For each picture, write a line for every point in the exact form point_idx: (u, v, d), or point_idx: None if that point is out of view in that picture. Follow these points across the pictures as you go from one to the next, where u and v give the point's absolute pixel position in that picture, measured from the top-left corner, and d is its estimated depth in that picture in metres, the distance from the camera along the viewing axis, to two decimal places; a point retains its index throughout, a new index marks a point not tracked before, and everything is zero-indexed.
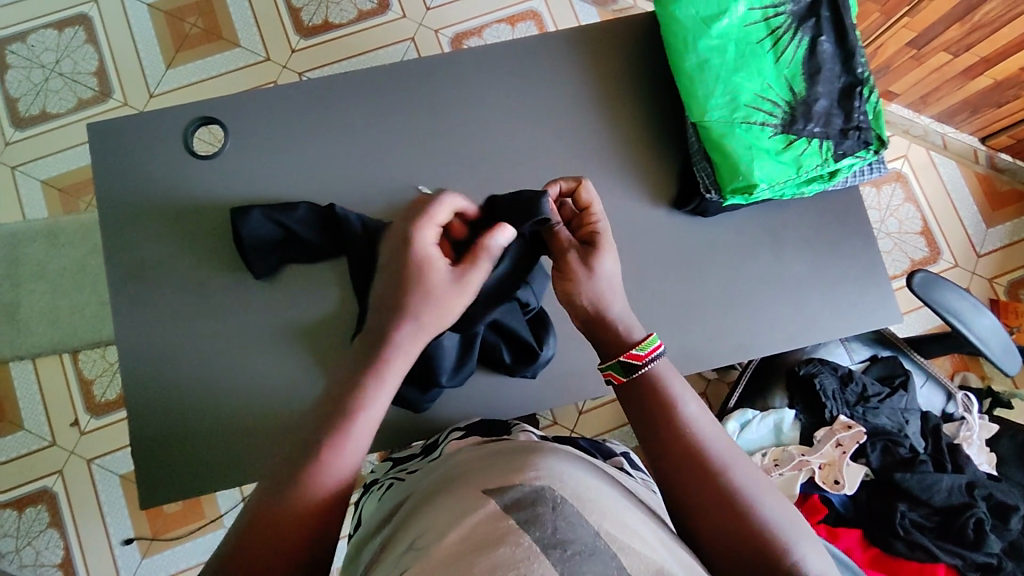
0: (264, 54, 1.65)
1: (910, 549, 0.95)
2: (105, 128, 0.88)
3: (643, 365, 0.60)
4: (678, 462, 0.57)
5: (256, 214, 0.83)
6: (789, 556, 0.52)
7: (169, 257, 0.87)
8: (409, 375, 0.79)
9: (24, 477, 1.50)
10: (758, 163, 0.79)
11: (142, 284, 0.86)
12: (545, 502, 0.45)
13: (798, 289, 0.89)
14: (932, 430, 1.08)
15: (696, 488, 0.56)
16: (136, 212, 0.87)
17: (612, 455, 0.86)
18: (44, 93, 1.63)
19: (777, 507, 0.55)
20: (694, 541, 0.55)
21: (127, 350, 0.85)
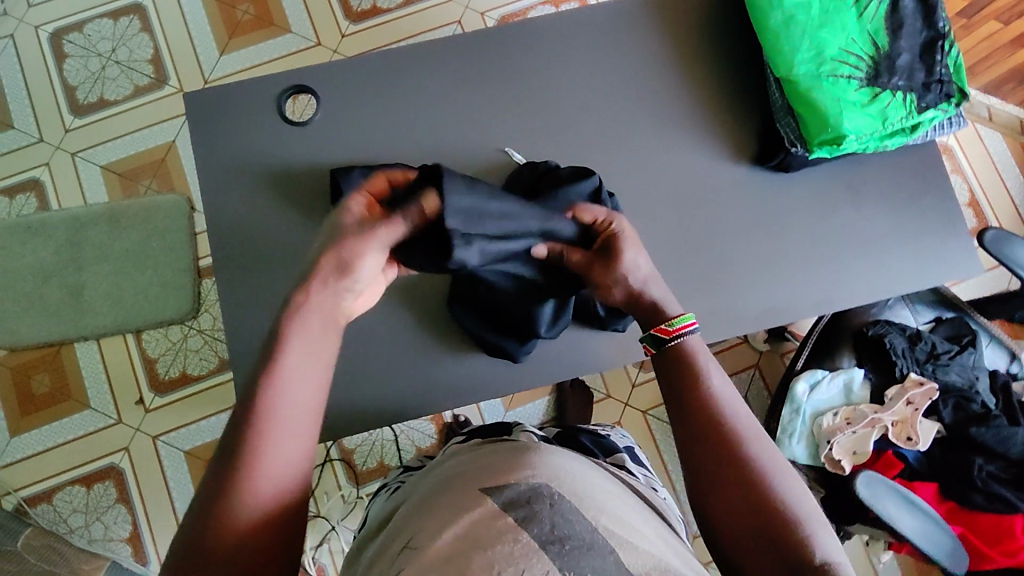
0: (314, 39, 1.69)
1: (988, 501, 0.98)
2: (205, 98, 0.91)
3: (670, 340, 0.64)
4: (700, 429, 0.58)
5: (357, 173, 0.86)
6: (799, 531, 0.52)
7: (268, 220, 0.90)
8: (510, 325, 0.83)
9: (91, 454, 1.53)
10: (847, 114, 0.81)
11: (243, 246, 0.89)
12: (540, 502, 0.48)
13: (879, 241, 0.91)
14: (1002, 387, 1.09)
15: (715, 457, 0.57)
16: (236, 178, 0.91)
17: (613, 450, 0.89)
18: (102, 81, 1.67)
19: (793, 486, 0.55)
20: (706, 512, 0.56)
21: (232, 309, 0.88)
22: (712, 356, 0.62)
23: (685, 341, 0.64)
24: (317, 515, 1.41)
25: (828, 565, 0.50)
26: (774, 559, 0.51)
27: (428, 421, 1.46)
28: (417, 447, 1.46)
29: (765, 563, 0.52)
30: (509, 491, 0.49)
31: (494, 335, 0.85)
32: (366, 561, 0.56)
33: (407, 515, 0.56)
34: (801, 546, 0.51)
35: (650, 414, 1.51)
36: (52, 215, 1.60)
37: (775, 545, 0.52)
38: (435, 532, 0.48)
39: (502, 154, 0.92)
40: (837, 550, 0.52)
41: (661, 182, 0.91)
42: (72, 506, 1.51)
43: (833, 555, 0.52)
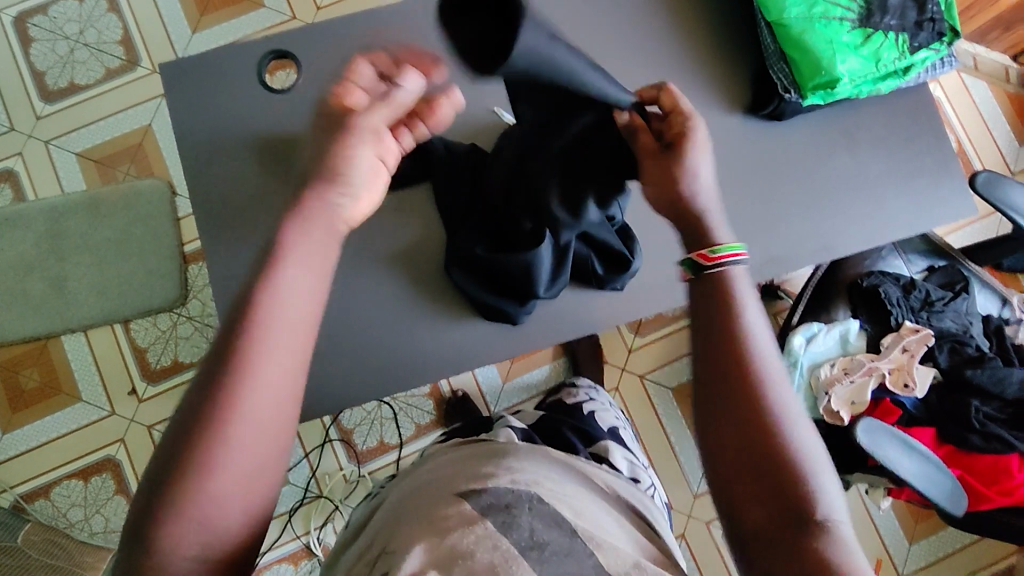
0: (289, 13, 1.64)
1: (986, 441, 0.99)
2: (181, 67, 0.88)
3: (710, 267, 0.54)
4: (722, 366, 0.51)
5: None
6: (808, 488, 0.47)
7: (256, 192, 0.88)
8: (511, 287, 0.82)
9: (86, 448, 1.51)
10: (840, 57, 0.80)
11: (231, 219, 0.87)
12: (518, 506, 0.50)
13: (875, 186, 0.90)
14: (994, 330, 1.11)
15: (734, 401, 0.50)
16: (220, 150, 0.88)
17: (599, 437, 0.93)
18: (72, 65, 1.62)
19: (809, 441, 0.50)
20: (712, 454, 0.50)
21: (223, 285, 0.86)
22: (753, 292, 0.54)
23: (729, 273, 0.54)
24: (320, 496, 1.41)
25: (829, 523, 0.46)
26: (775, 512, 0.47)
27: (427, 397, 1.45)
28: (416, 423, 1.45)
29: (765, 516, 0.47)
30: (487, 497, 0.51)
31: (494, 298, 0.84)
32: (344, 565, 0.56)
33: (385, 519, 0.58)
34: (807, 504, 0.47)
35: (647, 378, 1.51)
36: (29, 206, 1.55)
37: (779, 497, 0.47)
38: (408, 546, 0.47)
39: (492, 114, 0.90)
40: (841, 507, 0.48)
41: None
42: (70, 501, 1.49)
43: (838, 517, 0.47)
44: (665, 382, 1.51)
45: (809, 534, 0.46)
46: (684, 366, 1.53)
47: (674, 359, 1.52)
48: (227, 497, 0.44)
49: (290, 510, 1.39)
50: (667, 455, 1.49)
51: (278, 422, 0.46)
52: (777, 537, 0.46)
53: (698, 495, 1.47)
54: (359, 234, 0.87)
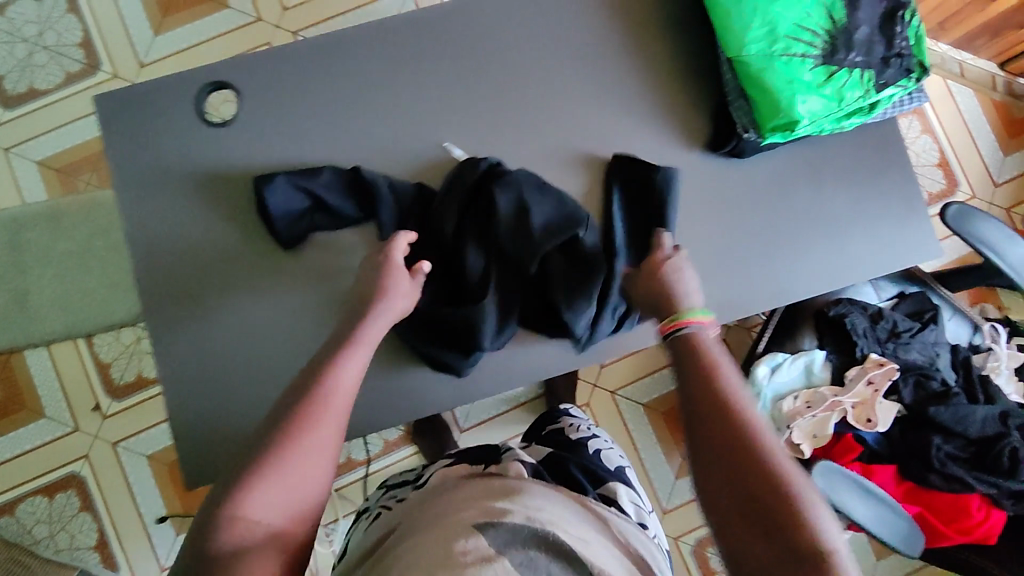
0: (254, 14, 1.58)
1: (945, 481, 0.97)
2: (118, 99, 0.84)
3: (682, 331, 0.61)
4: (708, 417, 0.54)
5: (280, 180, 0.81)
6: (804, 515, 0.47)
7: (196, 231, 0.85)
8: (453, 336, 0.79)
9: (51, 464, 1.50)
10: (800, 97, 0.76)
11: (170, 260, 0.84)
12: (536, 549, 0.48)
13: (838, 226, 0.87)
14: (963, 361, 1.08)
15: (720, 441, 0.52)
16: (158, 186, 0.85)
17: (604, 477, 0.84)
18: (30, 69, 1.56)
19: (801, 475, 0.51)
20: (705, 495, 0.52)
21: (161, 330, 0.83)
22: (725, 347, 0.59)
23: (699, 334, 0.60)
24: None
25: (827, 550, 0.46)
26: (772, 545, 0.47)
27: None
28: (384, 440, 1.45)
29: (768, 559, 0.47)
30: (504, 533, 0.49)
31: (438, 349, 0.80)
32: None
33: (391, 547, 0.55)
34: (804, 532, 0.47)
35: (618, 394, 1.50)
36: None
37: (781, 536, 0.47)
38: None
39: (441, 148, 0.86)
40: (840, 535, 0.47)
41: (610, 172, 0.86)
42: (35, 517, 1.49)
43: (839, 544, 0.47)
44: (636, 398, 1.50)
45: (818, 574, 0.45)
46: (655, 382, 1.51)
47: (646, 375, 1.51)
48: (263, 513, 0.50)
49: None
50: (636, 472, 1.48)
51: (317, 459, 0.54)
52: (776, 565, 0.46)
53: (666, 511, 1.47)
54: (301, 277, 0.84)
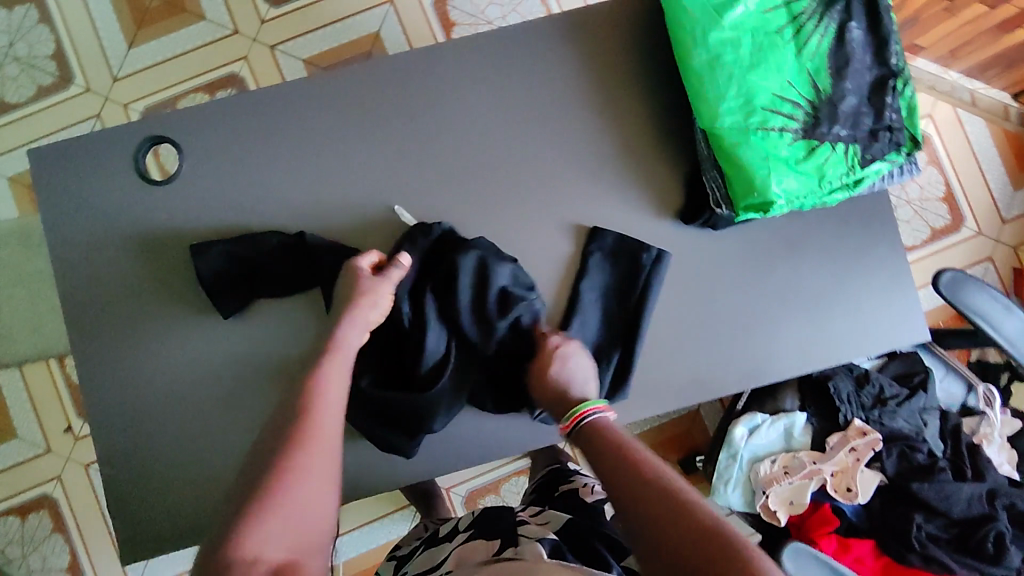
0: (231, 26, 1.52)
1: (925, 562, 0.92)
2: (59, 154, 0.80)
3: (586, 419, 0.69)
4: (634, 489, 0.56)
5: (216, 248, 0.79)
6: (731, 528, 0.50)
7: (140, 293, 0.81)
8: (398, 418, 0.75)
9: (21, 485, 1.47)
10: (776, 175, 0.71)
11: (111, 324, 0.80)
12: None
13: (817, 302, 0.81)
14: (952, 431, 1.03)
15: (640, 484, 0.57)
16: (101, 246, 0.81)
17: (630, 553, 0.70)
18: (1, 80, 1.52)
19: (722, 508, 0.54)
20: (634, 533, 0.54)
21: (102, 397, 0.80)
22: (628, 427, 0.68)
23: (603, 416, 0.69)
24: None
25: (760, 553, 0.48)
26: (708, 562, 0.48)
27: None
28: None
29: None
30: None
31: (385, 430, 0.76)
32: None
33: None
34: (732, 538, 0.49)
35: None
36: None
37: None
38: None
39: (397, 211, 0.81)
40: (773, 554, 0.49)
41: (577, 241, 0.81)
42: (7, 538, 1.46)
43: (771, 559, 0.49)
44: None
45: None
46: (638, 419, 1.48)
47: None
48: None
49: None
50: None
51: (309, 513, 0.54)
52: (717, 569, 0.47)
53: None
54: (247, 345, 0.81)
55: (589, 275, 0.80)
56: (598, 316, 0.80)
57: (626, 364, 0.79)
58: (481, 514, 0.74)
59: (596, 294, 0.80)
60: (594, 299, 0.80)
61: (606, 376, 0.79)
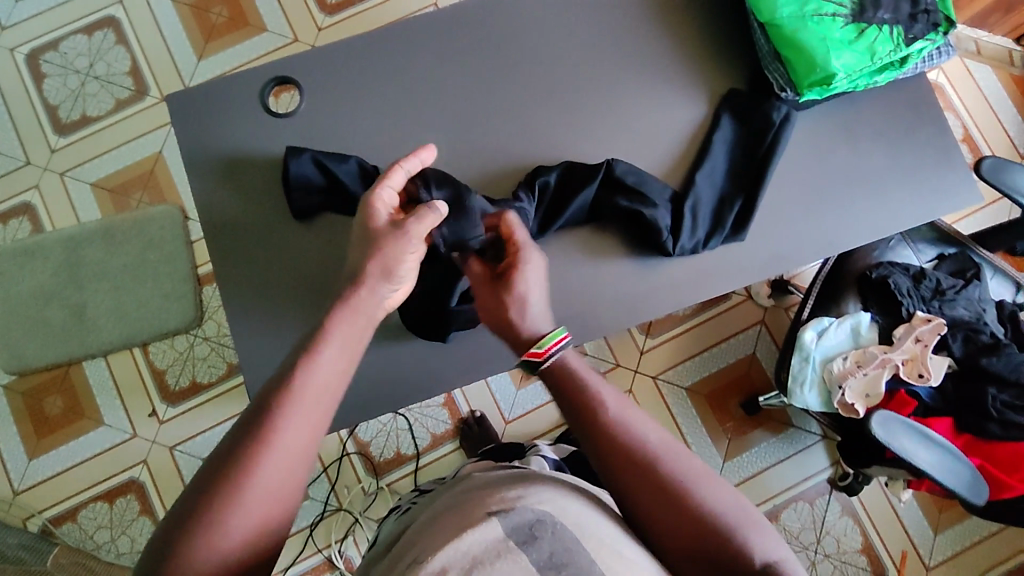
0: (291, 35, 1.66)
1: (1004, 429, 0.99)
2: (204, 98, 0.94)
3: (541, 362, 0.69)
4: (620, 469, 0.60)
5: (306, 156, 0.90)
6: (737, 537, 0.57)
7: (277, 214, 0.93)
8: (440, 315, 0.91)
9: (110, 470, 1.55)
10: (835, 53, 0.82)
11: (247, 243, 0.93)
12: (542, 528, 0.52)
13: (879, 180, 0.90)
14: (1009, 316, 1.10)
15: (637, 478, 0.59)
16: (242, 174, 0.93)
17: None
18: (83, 97, 1.66)
19: (712, 489, 0.59)
20: (641, 525, 0.59)
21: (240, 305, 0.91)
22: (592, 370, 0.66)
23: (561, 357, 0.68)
24: (339, 508, 1.50)
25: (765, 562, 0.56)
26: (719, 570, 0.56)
27: (441, 407, 1.54)
28: (431, 432, 1.54)
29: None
30: (515, 517, 0.52)
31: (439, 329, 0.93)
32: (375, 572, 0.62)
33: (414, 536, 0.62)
34: (741, 553, 0.56)
35: (660, 378, 1.53)
36: (46, 237, 1.60)
37: (721, 563, 0.56)
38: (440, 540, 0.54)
39: (494, 128, 0.94)
40: (771, 549, 0.57)
41: (654, 140, 0.93)
42: (97, 522, 1.53)
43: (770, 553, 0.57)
44: (677, 383, 1.53)
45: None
46: (695, 365, 1.54)
47: (685, 358, 1.54)
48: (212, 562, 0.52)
49: (311, 525, 1.49)
50: None
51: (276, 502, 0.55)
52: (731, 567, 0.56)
53: None
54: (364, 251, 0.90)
55: (720, 128, 0.90)
56: (725, 165, 0.90)
57: (751, 206, 0.88)
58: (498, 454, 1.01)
59: (724, 147, 0.90)
60: (722, 152, 0.90)
61: (730, 215, 0.88)
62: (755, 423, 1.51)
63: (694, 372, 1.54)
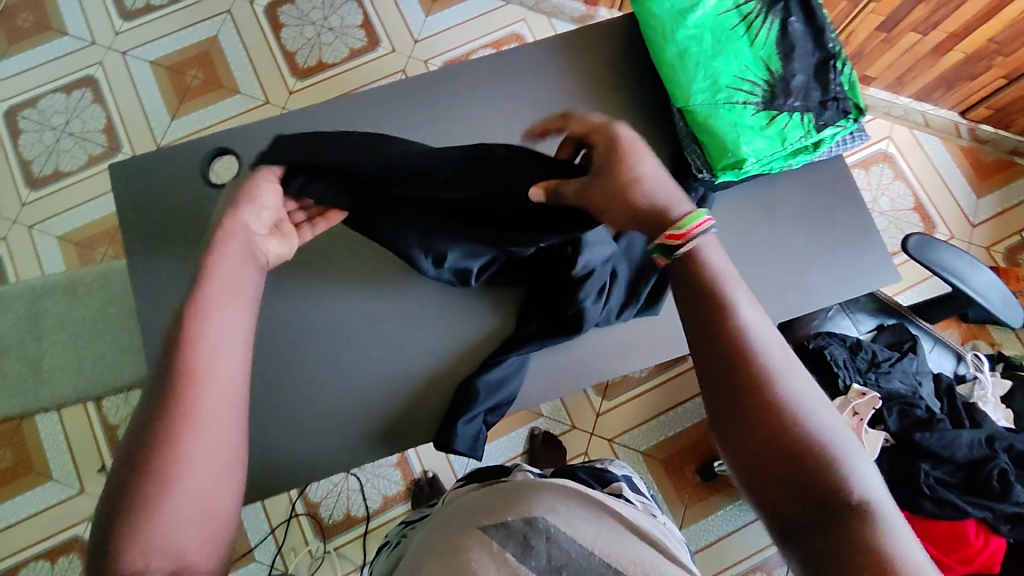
0: (262, 97, 1.72)
1: (938, 507, 0.97)
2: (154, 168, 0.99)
3: (684, 243, 0.57)
4: (727, 369, 0.54)
5: (461, 428, 0.97)
6: (838, 471, 0.50)
7: None
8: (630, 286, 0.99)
9: (54, 527, 1.52)
10: (745, 139, 0.85)
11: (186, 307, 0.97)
12: (538, 538, 0.61)
13: (799, 259, 0.93)
14: (946, 390, 1.10)
15: (742, 390, 0.53)
16: (190, 239, 0.98)
17: (610, 481, 0.93)
18: (56, 153, 1.70)
19: (824, 419, 0.52)
20: (735, 436, 0.53)
21: None
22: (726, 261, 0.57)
23: (698, 241, 0.57)
24: (285, 573, 1.46)
25: (864, 506, 0.49)
26: (806, 503, 0.50)
27: (394, 467, 1.52)
28: (383, 493, 1.51)
29: (791, 507, 0.50)
30: (510, 528, 0.62)
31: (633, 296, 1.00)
32: None
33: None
34: (839, 489, 0.49)
35: (616, 442, 1.52)
36: (8, 288, 1.61)
37: (810, 492, 0.50)
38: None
39: None
40: (877, 490, 0.50)
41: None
42: None
43: (874, 495, 0.50)
44: (634, 446, 1.52)
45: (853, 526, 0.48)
46: (652, 428, 1.53)
47: (643, 421, 1.53)
48: (179, 506, 0.51)
49: None
50: None
51: (226, 418, 0.55)
52: (828, 502, 0.49)
53: None
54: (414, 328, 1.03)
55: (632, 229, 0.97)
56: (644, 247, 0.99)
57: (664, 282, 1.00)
58: (480, 472, 0.99)
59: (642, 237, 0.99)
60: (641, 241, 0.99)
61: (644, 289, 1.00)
62: (712, 489, 1.49)
63: (652, 435, 1.52)
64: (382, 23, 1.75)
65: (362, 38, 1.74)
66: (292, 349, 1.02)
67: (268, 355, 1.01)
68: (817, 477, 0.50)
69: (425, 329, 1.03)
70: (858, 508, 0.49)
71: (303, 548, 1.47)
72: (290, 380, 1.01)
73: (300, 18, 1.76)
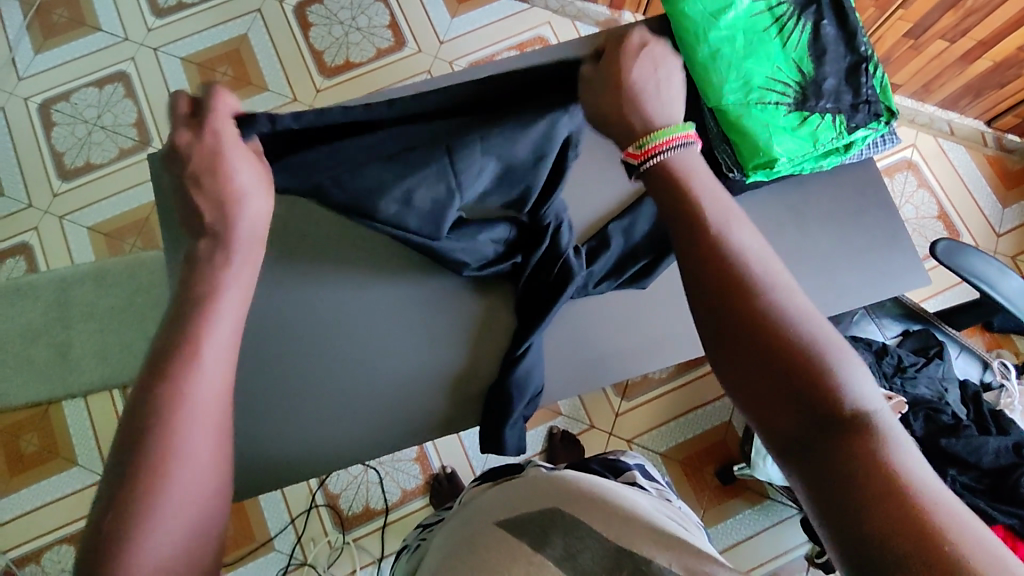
0: (290, 95, 1.74)
1: None
2: None
3: (652, 158, 0.61)
4: (712, 281, 0.56)
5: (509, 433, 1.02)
6: (831, 377, 0.51)
7: None
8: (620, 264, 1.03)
9: (78, 513, 1.54)
10: (777, 139, 0.87)
11: None
12: (554, 530, 0.62)
13: (828, 261, 0.94)
14: (972, 396, 1.10)
15: (728, 301, 0.55)
16: None
17: (625, 469, 0.94)
18: (88, 145, 1.73)
19: (814, 328, 0.54)
20: (725, 346, 0.56)
21: None
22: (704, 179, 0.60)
23: (672, 156, 0.61)
24: (304, 563, 1.47)
25: (857, 412, 0.50)
26: (800, 409, 0.51)
27: (413, 461, 1.53)
28: (403, 487, 1.52)
29: (787, 413, 0.52)
30: (528, 525, 0.63)
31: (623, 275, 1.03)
32: None
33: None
34: (832, 395, 0.50)
35: (635, 442, 1.52)
36: (39, 276, 1.64)
37: (801, 398, 0.51)
38: None
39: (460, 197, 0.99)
40: (872, 397, 0.51)
41: (587, 201, 1.08)
42: (60, 566, 1.51)
43: (867, 401, 0.51)
44: (652, 447, 1.52)
45: (849, 429, 0.49)
46: (670, 430, 1.53)
47: (662, 422, 1.53)
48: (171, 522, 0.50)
49: None
50: None
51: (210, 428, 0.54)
52: (819, 408, 0.51)
53: None
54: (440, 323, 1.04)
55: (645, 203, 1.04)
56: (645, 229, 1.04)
57: (654, 266, 1.02)
58: (493, 469, 0.98)
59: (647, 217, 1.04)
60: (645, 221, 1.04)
61: (632, 271, 1.03)
62: (730, 492, 1.49)
63: (670, 437, 1.53)
64: (409, 23, 1.77)
65: (389, 39, 1.76)
66: (319, 336, 1.02)
67: (295, 344, 1.02)
68: (807, 382, 0.51)
69: (452, 321, 1.04)
70: (851, 414, 0.50)
71: (323, 539, 1.49)
72: (317, 368, 1.01)
73: (329, 18, 1.78)
